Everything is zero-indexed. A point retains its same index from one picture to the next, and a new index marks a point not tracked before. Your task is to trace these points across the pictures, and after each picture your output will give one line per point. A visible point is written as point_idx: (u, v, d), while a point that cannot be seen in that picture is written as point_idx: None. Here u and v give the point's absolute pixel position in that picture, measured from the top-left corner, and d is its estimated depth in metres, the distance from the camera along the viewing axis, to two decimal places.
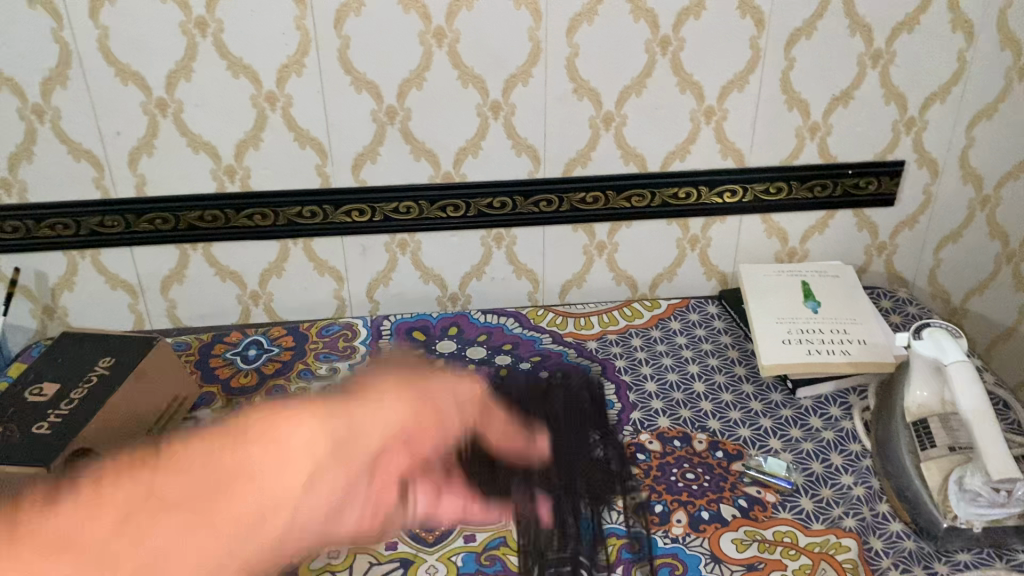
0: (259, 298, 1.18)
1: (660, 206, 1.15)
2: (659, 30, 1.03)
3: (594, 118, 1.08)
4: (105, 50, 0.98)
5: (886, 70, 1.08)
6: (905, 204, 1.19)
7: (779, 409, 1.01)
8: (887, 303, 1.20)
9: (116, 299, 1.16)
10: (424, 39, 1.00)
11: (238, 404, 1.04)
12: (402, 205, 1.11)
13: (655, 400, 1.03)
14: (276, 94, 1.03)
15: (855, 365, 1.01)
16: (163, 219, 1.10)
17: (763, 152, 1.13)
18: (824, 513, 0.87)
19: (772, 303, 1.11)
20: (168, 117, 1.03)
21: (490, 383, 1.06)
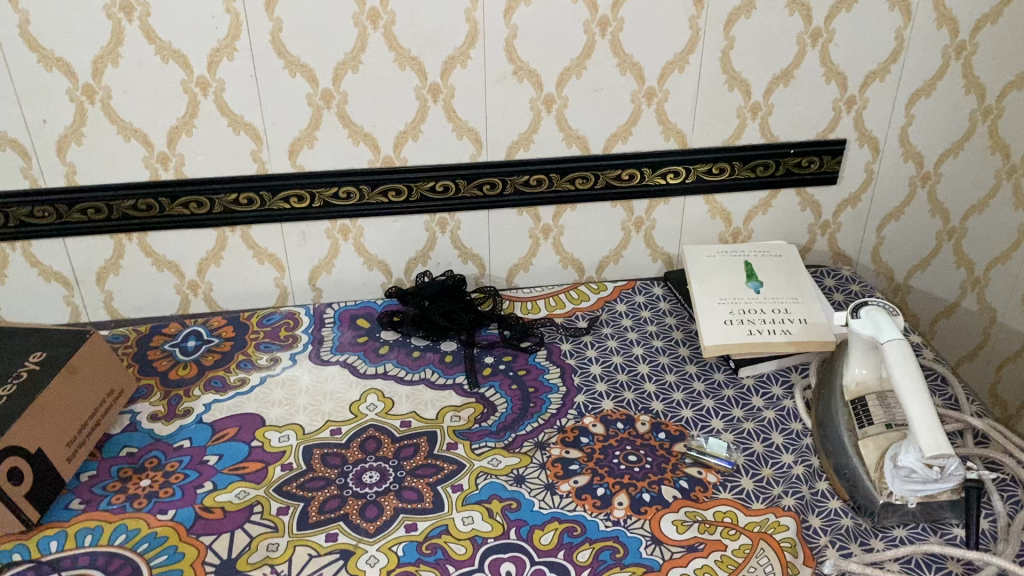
0: (198, 287, 1.15)
1: (605, 188, 1.15)
2: (598, 11, 1.02)
3: (534, 100, 1.07)
4: (26, 35, 0.95)
5: (825, 48, 1.08)
6: (847, 183, 1.20)
7: (721, 389, 1.01)
8: (831, 282, 1.20)
9: (50, 291, 1.12)
10: (357, 21, 0.98)
11: (176, 396, 1.02)
12: (342, 190, 1.09)
13: (599, 383, 1.02)
14: (208, 80, 1.00)
15: (797, 344, 1.01)
16: (96, 208, 1.06)
17: (705, 132, 1.13)
18: (764, 492, 0.87)
19: (716, 284, 1.11)
20: (96, 104, 1.00)
21: (435, 369, 1.06)
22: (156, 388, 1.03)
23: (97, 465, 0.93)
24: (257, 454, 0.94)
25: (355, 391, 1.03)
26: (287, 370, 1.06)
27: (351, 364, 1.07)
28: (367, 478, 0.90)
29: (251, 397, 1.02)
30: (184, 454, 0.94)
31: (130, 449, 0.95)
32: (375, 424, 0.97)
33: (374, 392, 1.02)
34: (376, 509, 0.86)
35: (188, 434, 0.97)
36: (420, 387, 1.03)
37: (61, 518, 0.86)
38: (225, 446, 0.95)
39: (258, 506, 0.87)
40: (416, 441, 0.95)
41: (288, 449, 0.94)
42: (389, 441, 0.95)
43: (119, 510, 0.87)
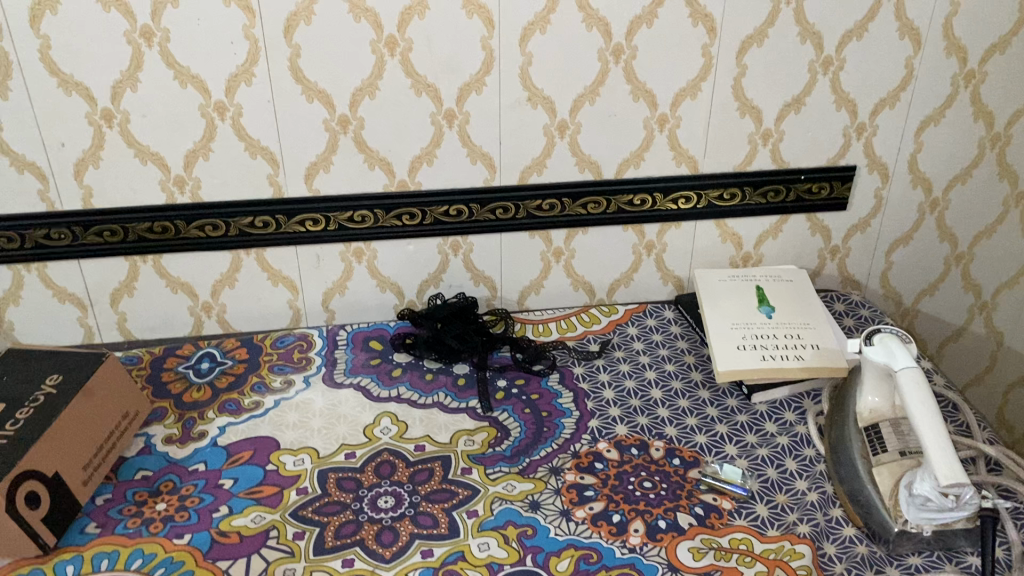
0: (212, 309, 1.16)
1: (616, 213, 1.15)
2: (612, 39, 1.03)
3: (548, 126, 1.08)
4: (47, 60, 0.96)
5: (836, 76, 1.09)
6: (857, 208, 1.20)
7: (735, 414, 1.02)
8: (840, 307, 1.21)
9: (64, 313, 1.13)
10: (375, 48, 1.00)
11: (190, 419, 1.02)
12: (357, 214, 1.10)
13: (613, 408, 1.03)
14: (226, 104, 1.01)
15: (809, 370, 1.01)
16: (112, 231, 1.07)
17: (717, 158, 1.13)
18: (779, 519, 0.88)
19: (728, 309, 1.11)
20: (114, 128, 1.01)
21: (448, 392, 1.06)
22: (170, 410, 1.04)
23: (112, 488, 0.93)
24: (273, 478, 0.94)
25: (369, 414, 1.03)
26: (301, 393, 1.06)
27: (364, 387, 1.07)
28: (382, 503, 0.90)
29: (265, 420, 1.02)
30: (199, 477, 0.94)
31: (145, 472, 0.95)
32: (389, 448, 0.98)
33: (388, 416, 1.02)
34: (391, 535, 0.86)
35: (203, 457, 0.97)
36: (433, 410, 1.03)
37: (77, 541, 0.86)
38: (240, 469, 0.95)
39: (274, 531, 0.87)
40: (431, 465, 0.95)
41: (303, 473, 0.94)
42: (403, 465, 0.95)
43: (135, 534, 0.87)
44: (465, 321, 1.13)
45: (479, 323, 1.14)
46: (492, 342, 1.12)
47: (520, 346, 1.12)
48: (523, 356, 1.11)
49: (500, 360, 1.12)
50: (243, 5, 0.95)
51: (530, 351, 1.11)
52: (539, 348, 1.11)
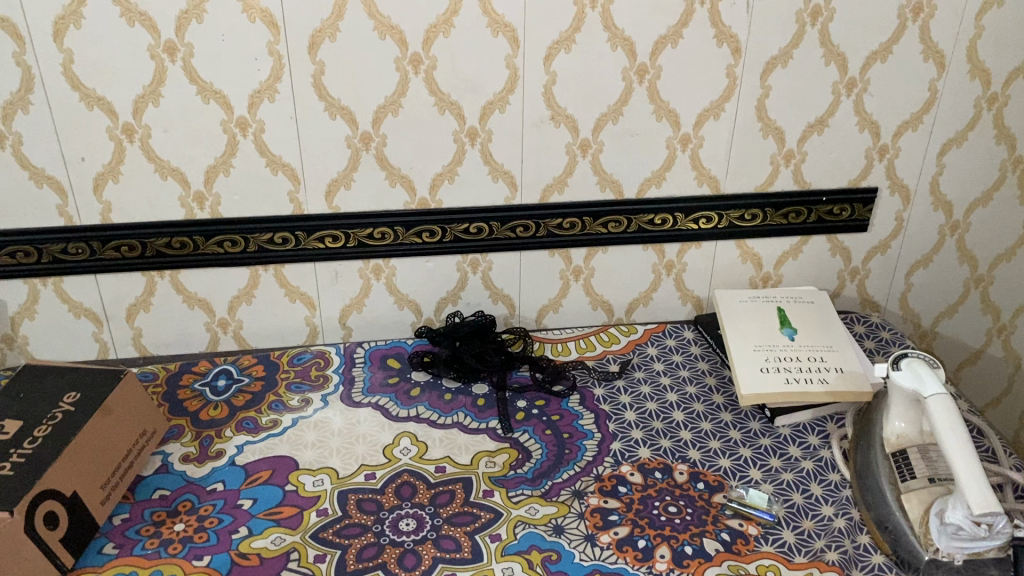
0: (228, 325, 1.15)
1: (637, 232, 1.15)
2: (636, 58, 1.02)
3: (570, 144, 1.07)
4: (69, 73, 0.95)
5: (860, 98, 1.09)
6: (878, 230, 1.20)
7: (758, 438, 1.01)
8: (860, 329, 1.20)
9: (80, 328, 1.11)
10: (399, 65, 0.99)
11: (208, 437, 1.01)
12: (377, 231, 1.09)
13: (635, 430, 1.02)
14: (248, 120, 1.00)
15: (833, 394, 1.00)
16: (130, 246, 1.06)
17: (739, 179, 1.13)
18: (806, 545, 0.87)
19: (750, 331, 1.10)
20: (135, 143, 1.00)
21: (468, 413, 1.05)
22: (187, 428, 1.02)
23: (130, 508, 0.92)
24: (292, 499, 0.93)
25: (388, 434, 1.02)
26: (319, 412, 1.05)
27: (383, 407, 1.06)
28: (403, 526, 0.89)
29: (283, 439, 1.01)
30: (218, 497, 0.93)
31: (162, 492, 0.94)
32: (409, 469, 0.96)
33: (407, 436, 1.01)
34: (414, 558, 0.85)
35: (221, 476, 0.96)
36: (453, 430, 1.02)
37: (94, 562, 0.85)
38: (259, 489, 0.94)
39: (295, 553, 0.86)
40: (452, 487, 0.94)
41: (323, 494, 0.93)
42: (424, 487, 0.94)
43: (154, 555, 0.86)
44: (485, 341, 1.12)
45: (496, 341, 1.13)
46: (511, 360, 1.11)
47: (539, 365, 1.11)
48: (542, 376, 1.10)
49: (520, 379, 1.11)
50: (268, 21, 0.95)
51: (550, 370, 1.10)
52: (558, 367, 1.10)
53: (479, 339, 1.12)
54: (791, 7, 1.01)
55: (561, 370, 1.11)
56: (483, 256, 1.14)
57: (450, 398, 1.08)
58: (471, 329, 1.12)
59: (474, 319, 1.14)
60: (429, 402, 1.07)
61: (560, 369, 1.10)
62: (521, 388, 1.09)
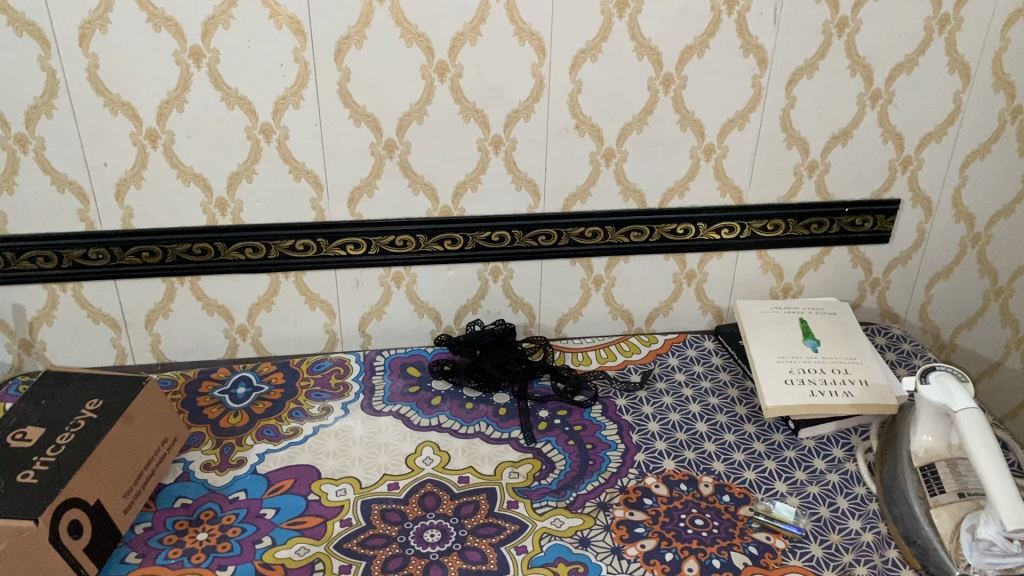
0: (247, 332, 1.14)
1: (659, 242, 1.14)
2: (662, 68, 1.02)
3: (594, 153, 1.07)
4: (94, 79, 0.95)
5: (884, 109, 1.09)
6: (899, 241, 1.19)
7: (782, 450, 1.00)
8: (881, 340, 1.19)
9: (98, 334, 1.11)
10: (425, 73, 0.99)
11: (228, 445, 1.00)
12: (399, 239, 1.09)
13: (658, 441, 1.01)
14: (272, 127, 1.00)
15: (859, 406, 1.00)
16: (150, 252, 1.06)
17: (762, 189, 1.12)
18: (834, 559, 0.86)
19: (773, 342, 1.10)
20: (158, 148, 1.00)
21: (490, 422, 1.04)
22: (207, 436, 1.02)
23: (152, 516, 0.91)
24: (315, 509, 0.92)
25: (410, 443, 1.01)
26: (340, 420, 1.04)
27: (404, 415, 1.05)
28: (428, 537, 0.88)
29: (305, 447, 1.00)
30: (240, 506, 0.92)
31: (184, 500, 0.93)
32: (433, 479, 0.96)
33: (429, 445, 1.00)
34: (440, 569, 0.84)
35: (243, 485, 0.95)
36: (475, 440, 1.01)
37: (118, 571, 0.84)
38: (282, 499, 0.93)
39: (320, 564, 0.85)
40: (476, 498, 0.93)
41: (346, 504, 0.92)
42: (448, 497, 0.93)
43: (177, 564, 0.85)
44: (505, 350, 1.11)
45: (516, 350, 1.12)
46: (532, 370, 1.10)
47: (560, 375, 1.10)
48: (564, 386, 1.09)
49: (541, 389, 1.10)
50: (295, 27, 0.94)
51: (571, 380, 1.09)
52: (579, 377, 1.10)
53: (500, 348, 1.12)
54: (818, 18, 1.01)
55: (582, 379, 1.10)
56: (505, 264, 1.13)
57: (472, 408, 1.07)
58: (492, 339, 1.11)
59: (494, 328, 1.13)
60: (451, 411, 1.06)
61: (581, 378, 1.10)
62: (543, 398, 1.08)
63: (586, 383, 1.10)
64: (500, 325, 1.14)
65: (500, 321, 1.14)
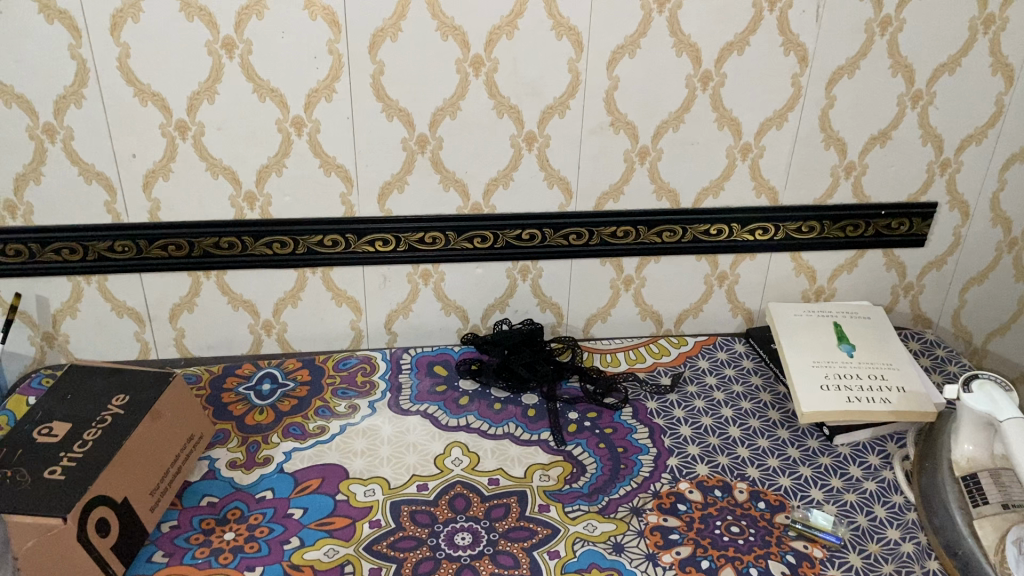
0: (272, 328, 1.12)
1: (691, 242, 1.12)
2: (701, 65, 1.00)
3: (629, 152, 1.05)
4: (125, 68, 0.93)
5: (925, 111, 1.06)
6: (935, 245, 1.17)
7: (817, 456, 0.98)
8: (915, 345, 1.17)
9: (121, 327, 1.09)
10: (460, 67, 0.97)
11: (254, 443, 0.99)
12: (428, 236, 1.07)
13: (691, 446, 0.99)
14: (304, 120, 0.98)
15: (896, 413, 0.98)
16: (177, 245, 1.04)
17: (797, 190, 1.11)
18: (874, 570, 0.83)
19: (807, 346, 1.08)
20: (187, 140, 0.98)
21: (519, 423, 1.02)
22: (233, 433, 1.00)
23: (178, 514, 0.89)
24: (343, 509, 0.90)
25: (439, 443, 0.99)
26: (367, 419, 1.03)
27: (431, 415, 1.04)
28: (459, 540, 0.86)
29: (332, 446, 0.99)
30: (267, 505, 0.91)
31: (210, 499, 0.91)
32: (462, 481, 0.94)
33: (458, 446, 0.99)
34: (472, 573, 0.82)
35: (270, 484, 0.93)
36: (504, 442, 0.99)
37: (144, 571, 0.83)
38: (309, 499, 0.92)
39: (349, 566, 0.83)
40: (507, 501, 0.91)
41: (375, 504, 0.91)
42: (478, 500, 0.91)
43: (204, 564, 0.83)
44: (534, 351, 1.09)
45: (543, 351, 1.10)
46: (560, 371, 1.08)
47: (590, 377, 1.08)
48: (594, 389, 1.07)
49: (569, 390, 1.08)
50: (329, 19, 0.93)
51: (601, 381, 1.08)
52: (609, 378, 1.08)
53: (528, 349, 1.10)
54: (862, 16, 0.99)
55: (612, 380, 1.08)
56: (535, 263, 1.12)
57: (502, 408, 1.05)
58: (518, 339, 1.10)
59: (521, 327, 1.11)
60: (481, 411, 1.04)
61: (611, 380, 1.08)
62: (572, 398, 1.06)
63: (615, 384, 1.08)
64: (528, 324, 1.12)
65: (528, 321, 1.12)
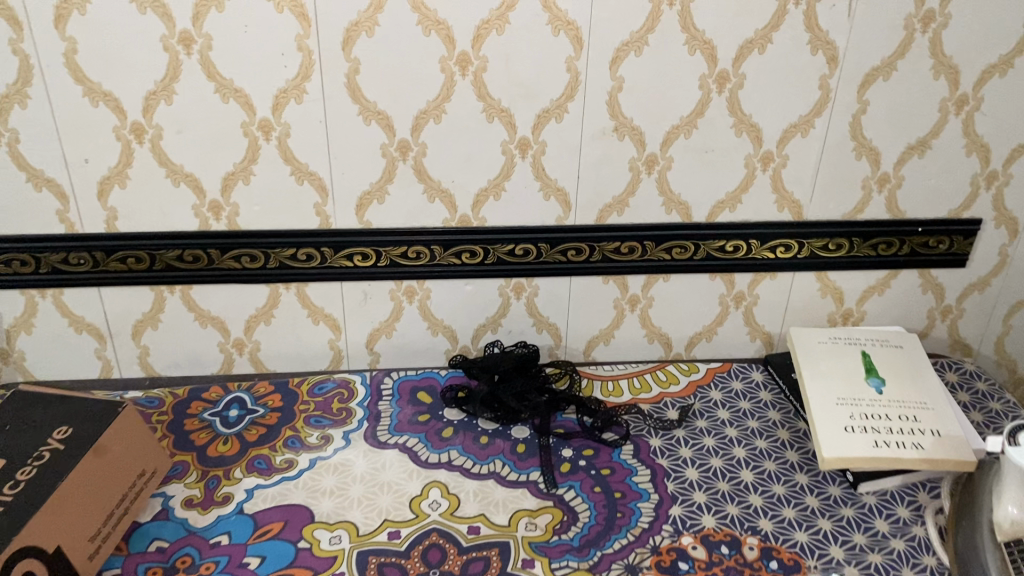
0: (244, 346, 1.03)
1: (704, 260, 1.02)
2: (717, 64, 0.89)
3: (635, 160, 0.94)
4: (72, 65, 0.84)
5: (970, 117, 0.95)
6: (978, 266, 1.05)
7: (838, 507, 0.87)
8: (952, 377, 1.06)
9: (81, 344, 1.01)
10: (445, 66, 0.87)
11: (215, 478, 0.90)
12: (412, 250, 0.97)
13: (697, 492, 0.89)
14: (272, 123, 0.89)
15: (930, 462, 0.86)
16: (137, 258, 0.95)
17: (824, 204, 0.99)
18: None
19: (830, 379, 0.97)
20: (144, 145, 0.89)
21: (506, 461, 0.93)
22: (192, 466, 0.91)
23: (122, 562, 0.81)
24: (304, 559, 0.80)
25: (417, 483, 0.89)
26: (340, 452, 0.94)
27: (411, 449, 0.94)
28: None
29: (299, 484, 0.89)
30: (221, 552, 0.82)
31: (160, 544, 0.83)
32: (438, 528, 0.84)
33: (437, 487, 0.89)
34: None
35: (227, 528, 0.84)
36: (489, 483, 0.90)
37: None
38: (268, 546, 0.82)
39: None
40: (487, 553, 0.81)
41: (340, 554, 0.81)
42: (455, 552, 0.81)
43: None
44: (526, 379, 1.00)
45: (537, 378, 1.01)
46: (555, 402, 0.99)
47: (588, 409, 0.99)
48: (592, 423, 0.97)
49: (565, 423, 0.99)
50: (298, 11, 0.83)
51: (600, 414, 0.98)
52: (609, 410, 0.98)
53: (521, 376, 1.00)
54: (901, 11, 0.87)
55: (613, 413, 0.98)
56: (531, 281, 1.01)
57: (490, 442, 0.95)
58: (510, 366, 1.00)
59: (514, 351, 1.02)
60: (467, 445, 0.95)
61: (612, 412, 0.98)
62: (568, 433, 0.97)
63: (616, 417, 0.98)
64: (521, 347, 1.02)
65: (523, 346, 1.03)
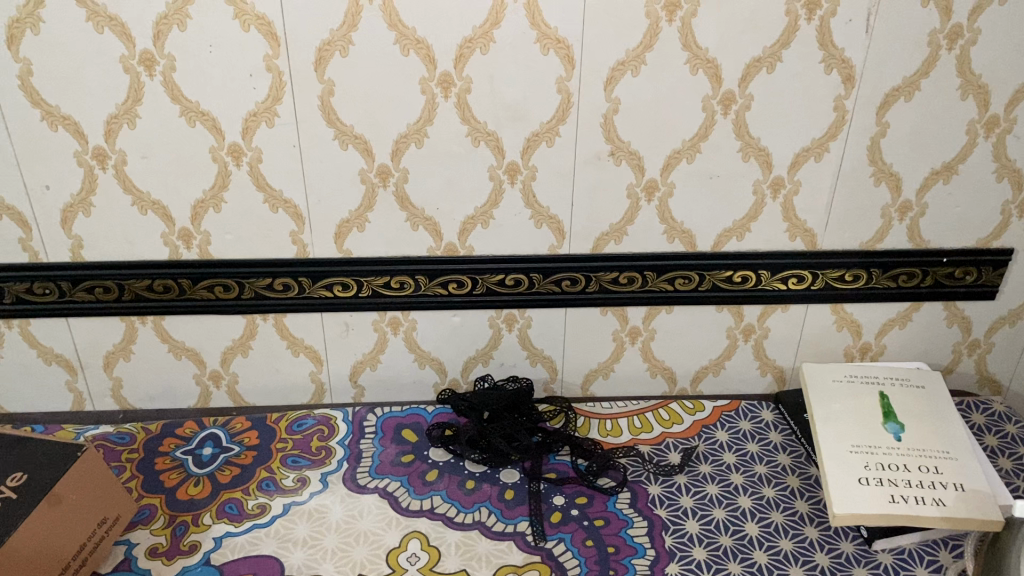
0: (221, 379, 0.98)
1: (710, 291, 0.94)
2: (722, 85, 0.82)
3: (633, 186, 0.88)
4: (28, 87, 0.79)
5: (1001, 140, 0.87)
6: (1008, 298, 0.97)
7: (851, 566, 0.80)
8: (980, 419, 0.98)
9: (50, 376, 0.96)
10: (425, 87, 0.80)
11: (182, 524, 0.84)
12: (395, 280, 0.91)
13: (697, 547, 0.81)
14: (242, 148, 0.83)
15: (952, 520, 0.78)
16: (104, 287, 0.90)
17: (840, 233, 0.92)
18: None
19: (844, 423, 0.90)
20: (108, 171, 0.84)
21: (492, 509, 0.86)
22: (159, 510, 0.86)
23: None
24: None
25: (395, 533, 0.83)
26: (316, 496, 0.88)
27: (391, 494, 0.88)
28: None
29: (269, 532, 0.83)
30: None
31: None
32: None
33: (417, 537, 0.83)
34: None
35: None
36: (473, 534, 0.83)
37: None
38: None
39: None
40: None
41: None
42: None
43: None
44: (517, 417, 0.94)
45: (530, 416, 0.95)
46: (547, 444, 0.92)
47: (584, 452, 0.93)
48: (587, 466, 0.91)
49: (558, 465, 0.93)
50: (266, 30, 0.77)
51: (596, 457, 0.92)
52: (606, 454, 0.92)
53: (513, 415, 0.94)
54: (925, 26, 0.79)
55: (610, 457, 0.92)
56: (523, 313, 0.95)
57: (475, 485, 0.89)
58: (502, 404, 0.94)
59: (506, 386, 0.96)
60: (450, 488, 0.89)
61: (609, 456, 0.92)
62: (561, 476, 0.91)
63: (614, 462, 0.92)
64: (515, 383, 0.97)
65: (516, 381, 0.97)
